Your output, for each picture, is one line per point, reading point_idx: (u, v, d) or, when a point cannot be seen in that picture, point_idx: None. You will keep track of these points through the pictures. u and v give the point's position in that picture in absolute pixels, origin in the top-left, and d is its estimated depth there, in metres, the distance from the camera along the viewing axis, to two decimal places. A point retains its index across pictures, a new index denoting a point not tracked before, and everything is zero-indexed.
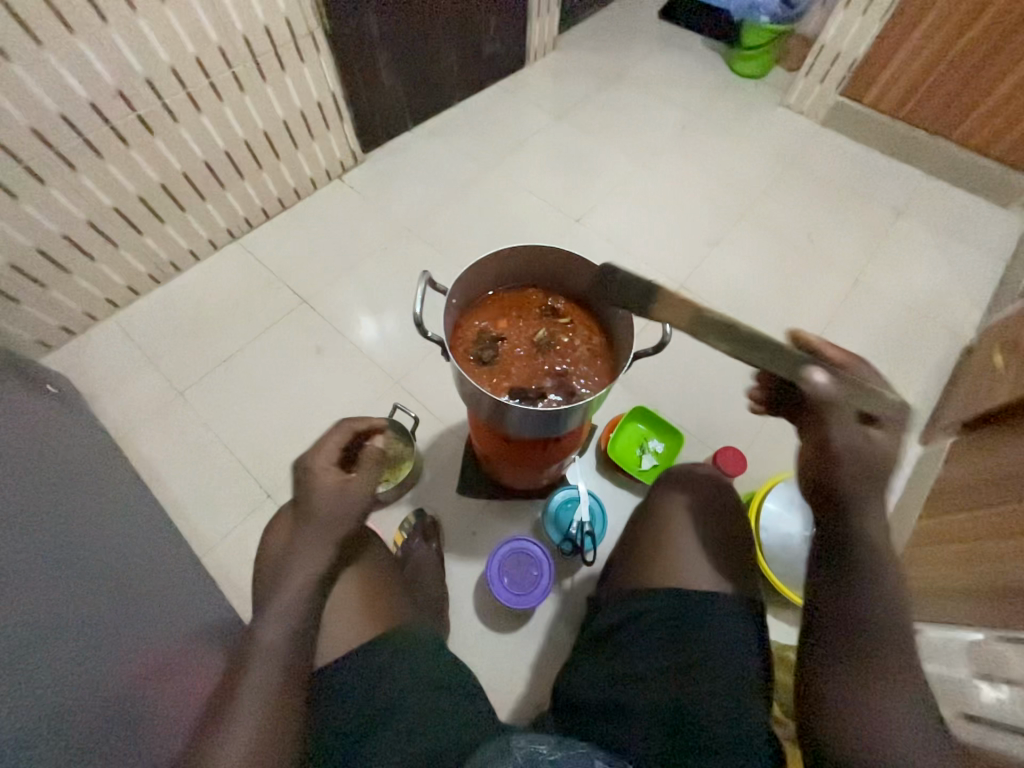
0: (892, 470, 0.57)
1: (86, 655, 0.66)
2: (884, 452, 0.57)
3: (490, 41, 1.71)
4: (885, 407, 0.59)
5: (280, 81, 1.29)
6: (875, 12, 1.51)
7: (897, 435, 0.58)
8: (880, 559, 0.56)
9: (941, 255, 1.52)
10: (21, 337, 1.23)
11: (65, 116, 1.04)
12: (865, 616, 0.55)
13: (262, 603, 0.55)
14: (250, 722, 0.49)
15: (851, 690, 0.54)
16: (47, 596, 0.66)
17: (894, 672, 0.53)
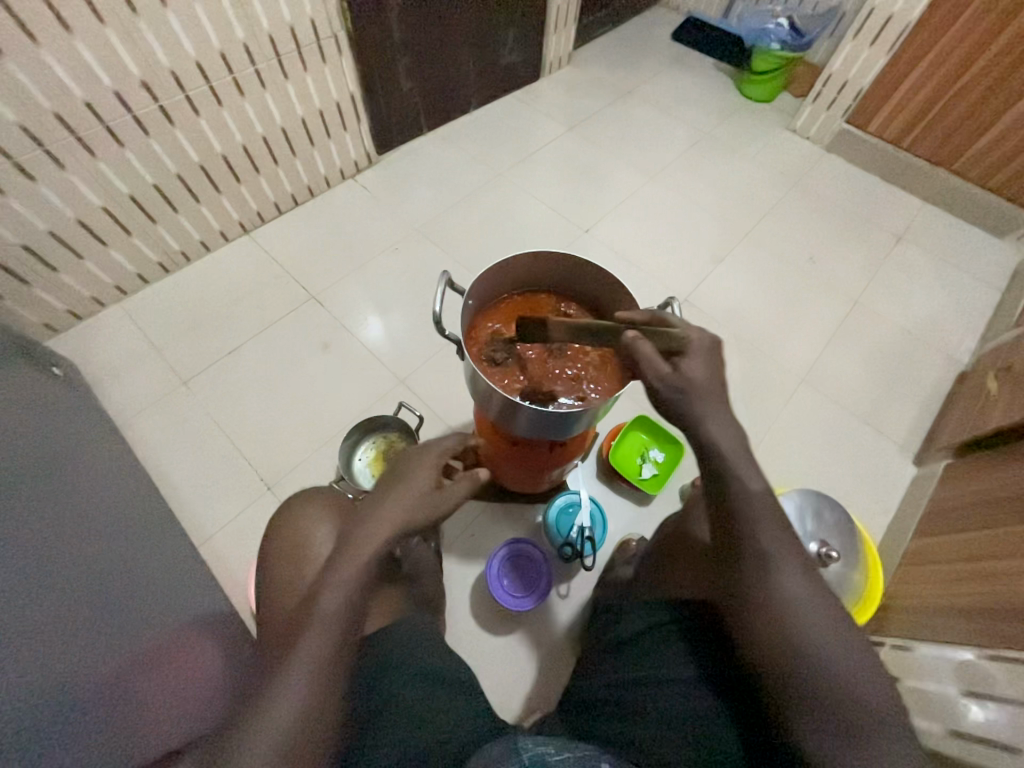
0: (709, 396, 0.60)
1: (87, 635, 0.65)
2: (690, 381, 0.60)
3: (508, 52, 1.74)
4: (686, 336, 0.62)
5: (301, 80, 1.31)
6: (883, 43, 1.56)
7: (704, 361, 0.61)
8: (751, 498, 0.57)
9: (938, 281, 1.55)
10: (28, 319, 1.23)
11: (89, 102, 1.05)
12: (754, 559, 0.56)
13: (329, 567, 0.55)
14: (299, 689, 0.49)
15: (755, 635, 0.54)
16: (49, 574, 0.65)
17: (792, 607, 0.53)
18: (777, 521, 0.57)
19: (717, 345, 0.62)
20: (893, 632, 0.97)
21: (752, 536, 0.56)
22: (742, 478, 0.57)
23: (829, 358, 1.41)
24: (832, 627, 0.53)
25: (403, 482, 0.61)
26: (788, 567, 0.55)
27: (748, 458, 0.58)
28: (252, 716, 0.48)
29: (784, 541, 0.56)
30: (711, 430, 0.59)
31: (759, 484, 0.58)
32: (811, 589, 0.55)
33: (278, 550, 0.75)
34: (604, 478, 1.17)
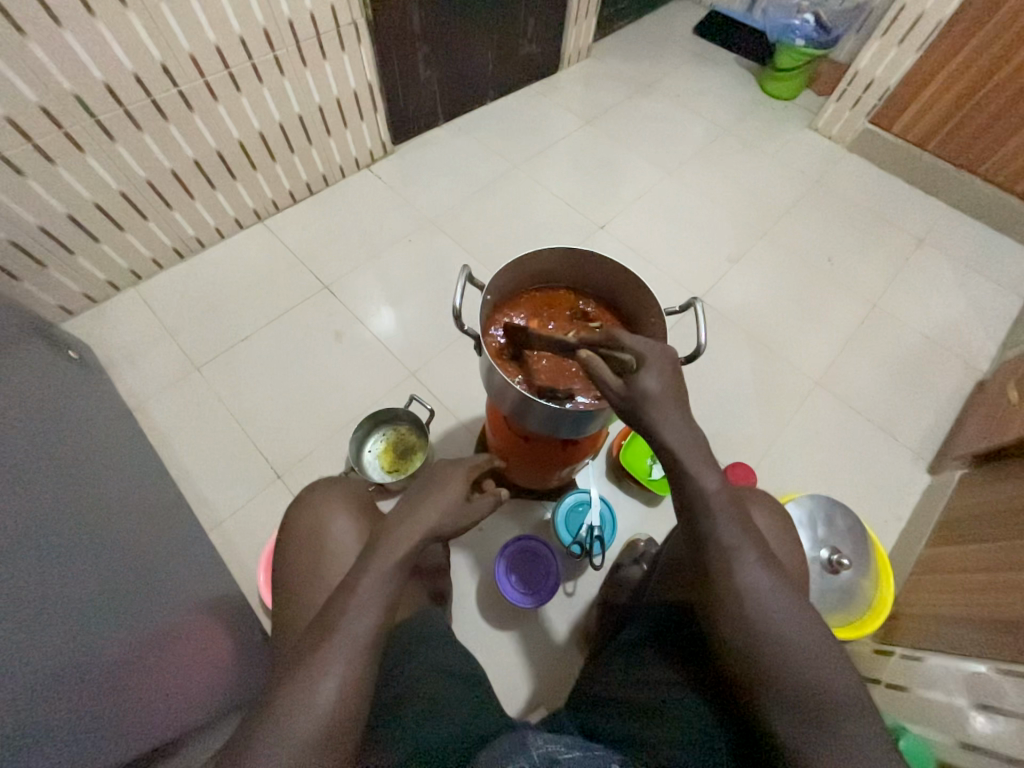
0: (663, 408, 0.55)
1: (103, 614, 0.66)
2: (642, 394, 0.55)
3: (527, 43, 1.72)
4: (638, 349, 0.57)
5: (319, 67, 1.30)
6: (912, 42, 1.52)
7: (658, 372, 0.56)
8: (707, 496, 0.55)
9: (959, 287, 1.53)
10: (45, 301, 1.24)
11: (109, 86, 1.05)
12: (714, 555, 0.55)
13: (368, 554, 0.57)
14: (334, 676, 0.49)
15: (720, 631, 0.53)
16: (70, 552, 0.66)
17: (753, 602, 0.52)
18: (734, 516, 0.55)
19: (671, 355, 0.57)
20: (902, 641, 0.96)
21: (710, 532, 0.55)
22: (695, 477, 0.55)
23: (845, 363, 1.39)
24: (797, 618, 0.51)
25: (441, 485, 0.64)
26: (748, 562, 0.54)
27: (702, 455, 0.56)
28: (287, 695, 0.48)
29: (742, 535, 0.55)
30: (665, 437, 0.56)
31: (714, 480, 0.55)
32: (773, 582, 0.53)
33: (292, 538, 0.76)
34: (614, 476, 1.17)
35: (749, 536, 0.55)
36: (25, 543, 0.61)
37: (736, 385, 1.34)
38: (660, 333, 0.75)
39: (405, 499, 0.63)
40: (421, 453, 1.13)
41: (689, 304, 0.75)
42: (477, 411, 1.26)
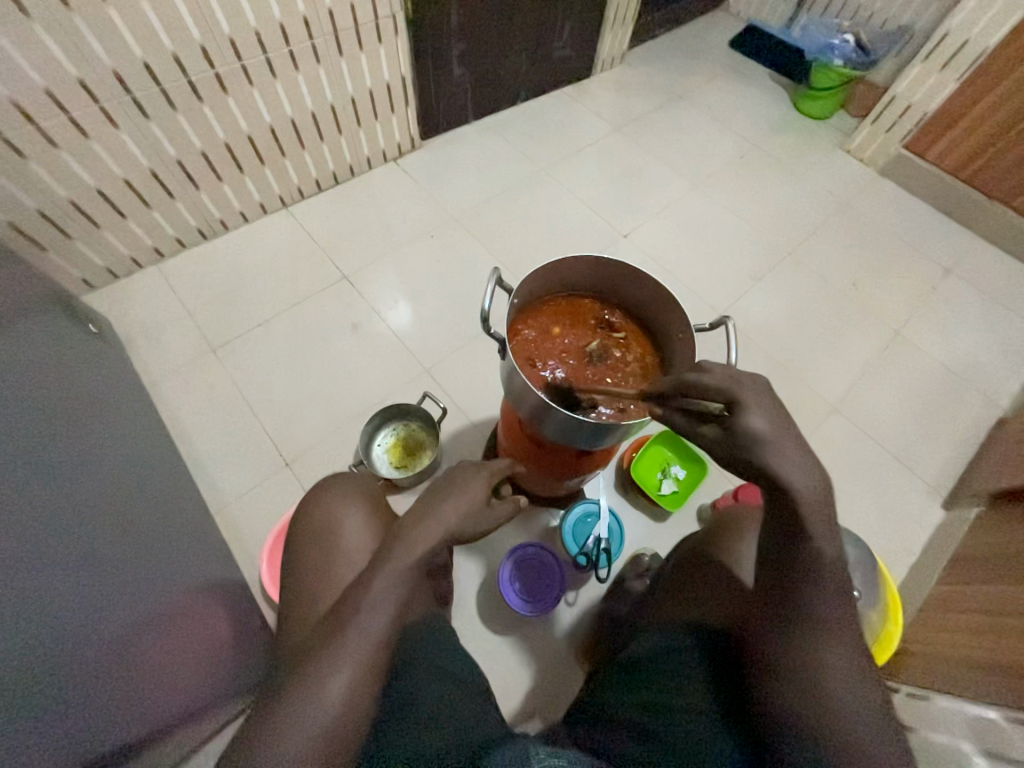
0: (779, 445, 0.51)
1: (100, 592, 0.64)
2: (751, 437, 0.52)
3: (562, 45, 1.71)
4: (727, 386, 0.54)
5: (355, 58, 1.30)
6: (953, 69, 1.51)
7: (760, 409, 0.52)
8: (821, 559, 0.52)
9: (984, 320, 1.50)
10: (68, 273, 1.24)
11: (148, 64, 1.05)
12: (807, 619, 0.52)
13: (385, 550, 0.56)
14: (344, 674, 0.49)
15: (792, 694, 0.51)
16: (70, 526, 0.65)
17: (836, 676, 0.50)
18: (841, 588, 0.52)
19: (763, 383, 0.54)
20: (909, 680, 0.94)
21: (811, 596, 0.52)
22: (814, 538, 0.52)
23: (864, 389, 1.37)
24: (872, 706, 0.49)
25: (462, 486, 0.63)
26: (839, 636, 0.51)
27: (825, 516, 0.52)
28: (296, 688, 0.48)
29: (842, 609, 0.52)
30: (788, 485, 0.51)
31: (832, 547, 0.52)
32: (857, 663, 0.51)
33: (303, 529, 0.76)
34: (622, 487, 1.16)
35: (848, 611, 0.52)
36: (39, 516, 0.60)
37: None
38: (688, 350, 0.74)
39: (425, 497, 0.62)
40: (430, 452, 1.13)
41: (719, 322, 0.75)
42: (488, 412, 1.25)
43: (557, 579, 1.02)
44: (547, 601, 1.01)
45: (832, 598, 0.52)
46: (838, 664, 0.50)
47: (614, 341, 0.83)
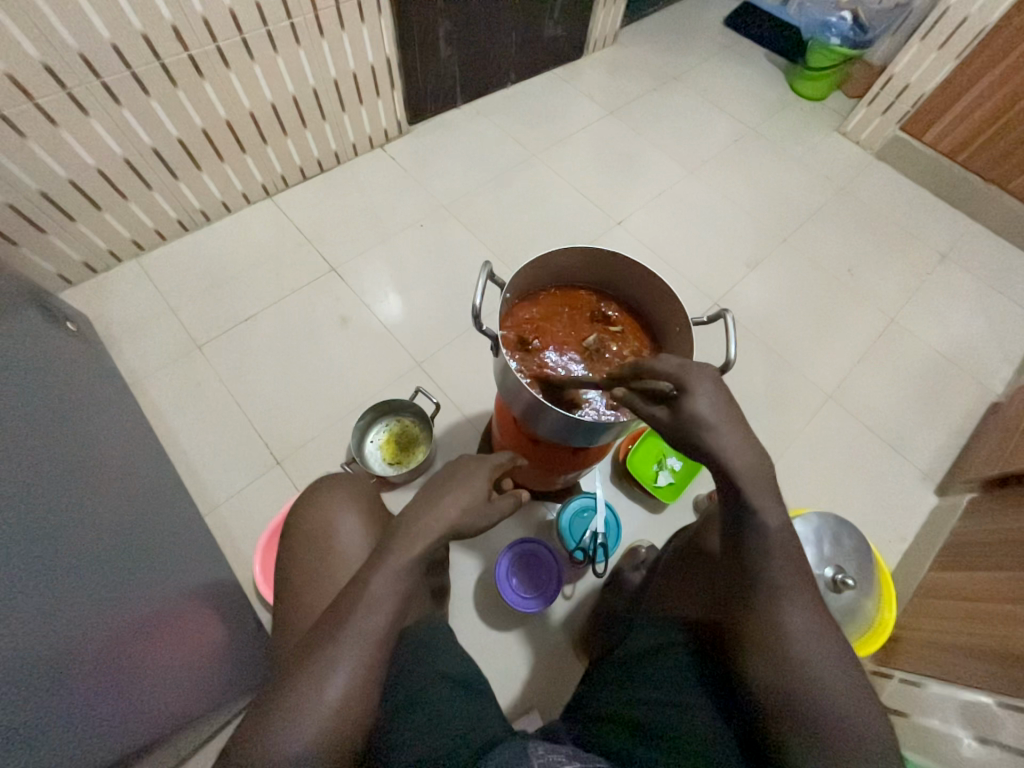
0: (719, 429, 0.54)
1: (85, 598, 0.62)
2: (694, 420, 0.54)
3: (552, 25, 1.65)
4: (675, 372, 0.55)
5: (337, 39, 1.24)
6: (952, 48, 1.47)
7: (704, 393, 0.54)
8: (767, 532, 0.55)
9: (978, 305, 1.50)
10: (43, 269, 1.20)
11: (117, 46, 0.99)
12: (766, 590, 0.54)
13: (381, 551, 0.54)
14: (342, 674, 0.48)
15: (762, 667, 0.53)
16: (50, 531, 0.62)
17: (799, 642, 0.52)
18: (794, 557, 0.55)
19: (711, 371, 0.55)
20: (901, 665, 0.96)
21: (766, 568, 0.55)
22: (758, 511, 0.55)
23: (859, 377, 1.36)
24: (837, 665, 0.52)
25: (462, 481, 0.60)
26: (799, 602, 0.54)
27: (768, 490, 0.55)
28: (293, 693, 0.47)
29: (796, 576, 0.54)
30: (727, 463, 0.54)
31: (776, 518, 0.55)
32: (819, 626, 0.53)
33: (294, 533, 0.75)
34: (618, 479, 1.16)
35: (804, 578, 0.55)
36: (22, 524, 0.59)
37: (747, 394, 1.31)
38: (685, 343, 0.73)
39: (423, 492, 0.59)
40: (424, 448, 1.11)
41: (718, 315, 0.73)
42: (482, 406, 1.24)
43: (552, 564, 1.02)
44: (552, 587, 1.01)
45: (784, 567, 0.54)
46: (799, 627, 0.53)
47: (615, 334, 0.81)
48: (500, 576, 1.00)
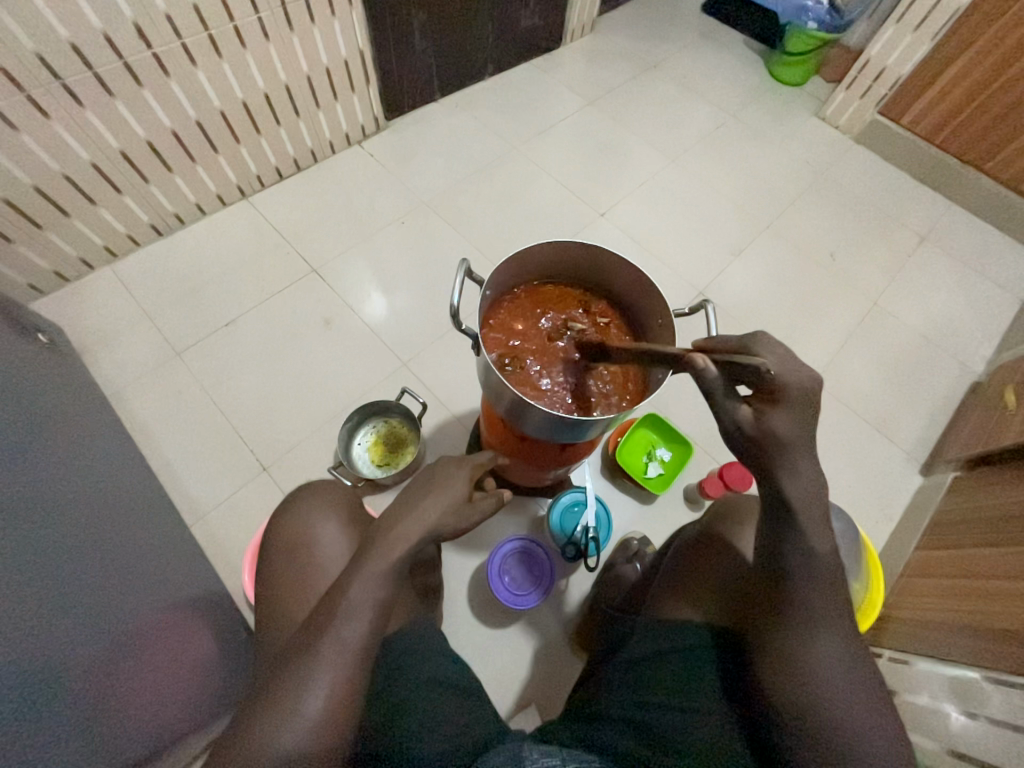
0: (794, 457, 0.53)
1: (55, 615, 0.58)
2: (774, 436, 0.53)
3: (528, 15, 1.63)
4: (774, 382, 0.53)
5: (307, 33, 1.21)
6: (927, 29, 1.48)
7: (795, 414, 0.53)
8: (814, 558, 0.54)
9: (959, 286, 1.51)
10: (12, 279, 1.16)
11: (75, 45, 0.96)
12: (801, 613, 0.53)
13: (360, 555, 0.53)
14: (325, 684, 0.47)
15: (788, 687, 0.52)
16: (18, 545, 0.58)
17: (828, 668, 0.51)
18: (832, 583, 0.54)
19: (812, 392, 0.53)
20: (891, 643, 0.98)
21: (804, 590, 0.54)
22: (806, 536, 0.54)
23: (843, 362, 1.37)
24: (861, 693, 0.51)
25: (442, 482, 0.60)
26: (829, 626, 0.53)
27: (821, 520, 0.54)
28: (273, 704, 0.46)
29: (831, 601, 0.54)
30: (787, 486, 0.53)
31: (824, 545, 0.54)
32: (848, 653, 0.52)
33: (280, 539, 0.74)
34: (609, 473, 1.16)
35: (834, 604, 0.54)
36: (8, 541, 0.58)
37: None
38: (666, 335, 0.72)
39: (404, 494, 0.59)
40: (412, 448, 1.10)
41: (699, 305, 0.72)
42: (469, 403, 1.23)
43: (541, 556, 1.03)
44: (546, 578, 1.01)
45: (820, 594, 0.54)
46: (827, 648, 0.52)
47: (595, 326, 0.80)
48: (495, 579, 1.00)
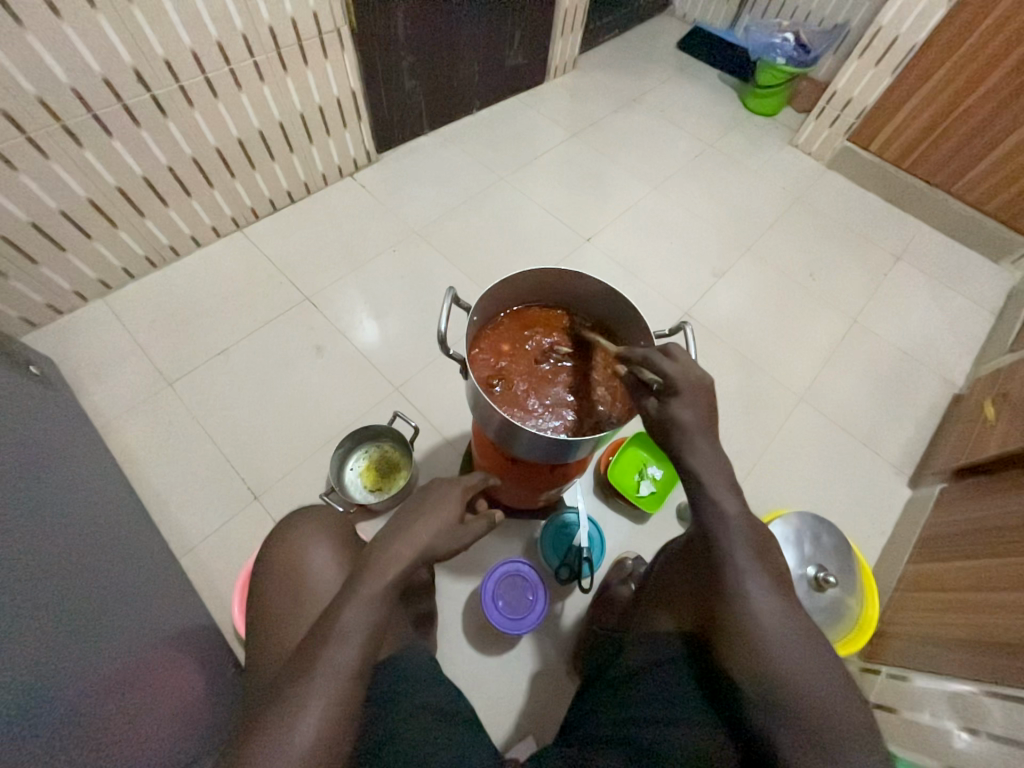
0: (692, 438, 0.61)
1: (39, 645, 0.57)
2: (676, 422, 0.62)
3: (513, 55, 1.71)
4: (671, 377, 0.62)
5: (301, 74, 1.27)
6: (888, 62, 1.57)
7: (690, 402, 0.61)
8: (727, 519, 0.57)
9: (935, 302, 1.57)
10: (6, 313, 1.18)
11: (76, 89, 1.00)
12: (732, 574, 0.55)
13: (353, 580, 0.53)
14: (316, 714, 0.45)
15: (736, 650, 0.52)
16: (9, 580, 0.58)
17: (769, 623, 0.51)
18: (756, 541, 0.57)
19: (702, 384, 0.62)
20: (889, 660, 0.97)
21: (730, 550, 0.56)
22: (715, 497, 0.59)
23: (827, 377, 1.40)
24: (807, 646, 0.50)
25: (434, 504, 0.60)
26: (762, 582, 0.54)
27: (730, 487, 0.59)
28: (262, 736, 0.44)
29: (758, 558, 0.55)
30: (690, 461, 0.61)
31: (733, 504, 0.58)
32: (787, 607, 0.53)
33: (270, 569, 0.73)
34: (601, 492, 1.16)
35: (763, 559, 0.55)
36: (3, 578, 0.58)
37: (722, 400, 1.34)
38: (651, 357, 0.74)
39: (398, 516, 0.59)
40: (404, 472, 1.10)
41: (678, 327, 0.75)
42: (462, 426, 1.24)
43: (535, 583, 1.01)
44: (539, 605, 0.99)
45: (747, 551, 0.56)
46: (762, 601, 0.53)
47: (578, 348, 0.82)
48: (489, 605, 0.98)
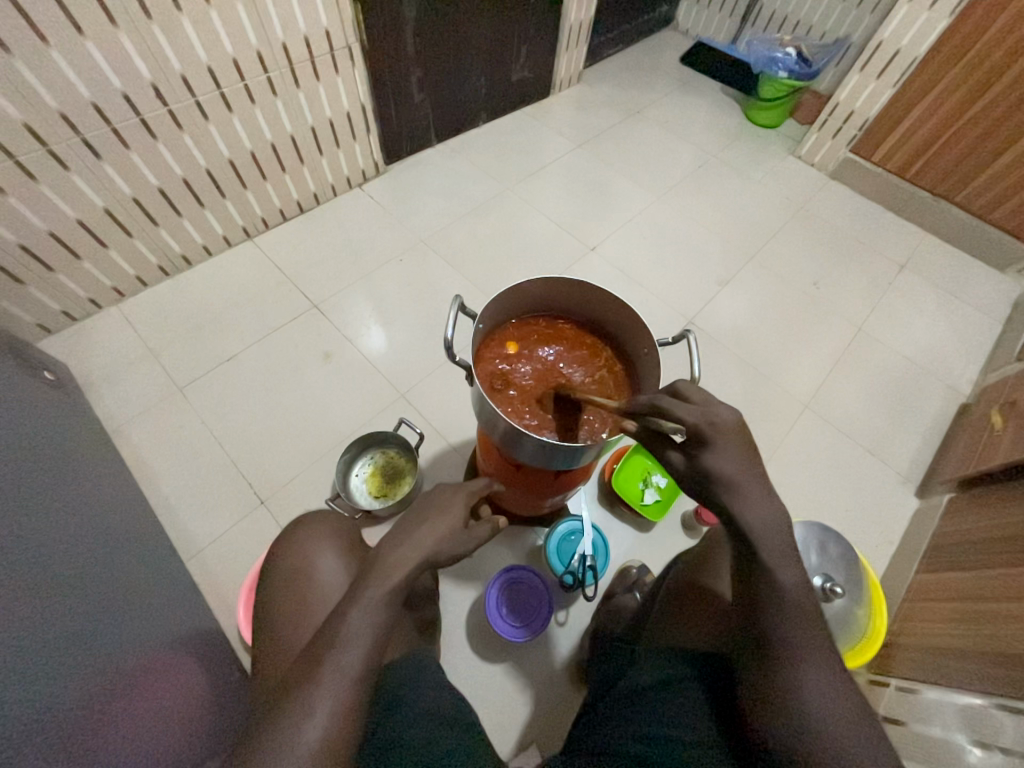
0: (740, 492, 0.54)
1: (38, 642, 0.57)
2: (720, 477, 0.55)
3: (519, 68, 1.75)
4: (694, 426, 0.56)
5: (313, 88, 1.31)
6: (890, 75, 1.59)
7: (726, 451, 0.55)
8: (782, 591, 0.52)
9: (939, 310, 1.57)
10: (22, 319, 1.20)
11: (96, 104, 1.03)
12: (781, 649, 0.50)
13: (360, 583, 0.54)
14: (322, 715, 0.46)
15: (780, 729, 0.48)
16: (20, 582, 0.59)
17: (823, 709, 0.47)
18: (811, 615, 0.51)
19: (733, 427, 0.56)
20: (898, 672, 0.96)
21: (778, 624, 0.51)
22: (771, 567, 0.52)
23: (833, 386, 1.40)
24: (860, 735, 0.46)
25: (441, 509, 0.62)
26: (816, 664, 0.49)
27: (788, 553, 0.53)
28: (269, 736, 0.45)
29: (811, 635, 0.50)
30: (746, 520, 0.53)
31: (792, 577, 0.52)
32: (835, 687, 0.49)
33: (278, 573, 0.74)
34: (607, 501, 1.16)
35: (819, 637, 0.50)
36: (14, 579, 0.59)
37: None
38: (653, 364, 0.75)
39: (403, 521, 0.60)
40: (409, 479, 1.11)
41: (682, 335, 0.74)
42: (467, 434, 1.24)
43: (542, 607, 1.01)
44: (531, 626, 0.98)
45: (799, 627, 0.51)
46: (815, 685, 0.48)
47: (603, 370, 0.83)
48: (491, 601, 1.00)
